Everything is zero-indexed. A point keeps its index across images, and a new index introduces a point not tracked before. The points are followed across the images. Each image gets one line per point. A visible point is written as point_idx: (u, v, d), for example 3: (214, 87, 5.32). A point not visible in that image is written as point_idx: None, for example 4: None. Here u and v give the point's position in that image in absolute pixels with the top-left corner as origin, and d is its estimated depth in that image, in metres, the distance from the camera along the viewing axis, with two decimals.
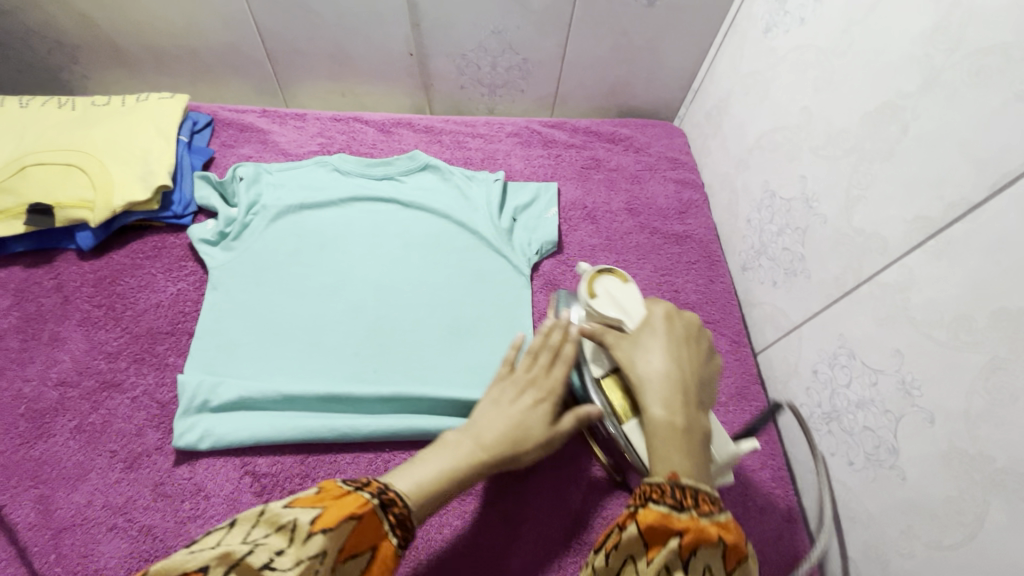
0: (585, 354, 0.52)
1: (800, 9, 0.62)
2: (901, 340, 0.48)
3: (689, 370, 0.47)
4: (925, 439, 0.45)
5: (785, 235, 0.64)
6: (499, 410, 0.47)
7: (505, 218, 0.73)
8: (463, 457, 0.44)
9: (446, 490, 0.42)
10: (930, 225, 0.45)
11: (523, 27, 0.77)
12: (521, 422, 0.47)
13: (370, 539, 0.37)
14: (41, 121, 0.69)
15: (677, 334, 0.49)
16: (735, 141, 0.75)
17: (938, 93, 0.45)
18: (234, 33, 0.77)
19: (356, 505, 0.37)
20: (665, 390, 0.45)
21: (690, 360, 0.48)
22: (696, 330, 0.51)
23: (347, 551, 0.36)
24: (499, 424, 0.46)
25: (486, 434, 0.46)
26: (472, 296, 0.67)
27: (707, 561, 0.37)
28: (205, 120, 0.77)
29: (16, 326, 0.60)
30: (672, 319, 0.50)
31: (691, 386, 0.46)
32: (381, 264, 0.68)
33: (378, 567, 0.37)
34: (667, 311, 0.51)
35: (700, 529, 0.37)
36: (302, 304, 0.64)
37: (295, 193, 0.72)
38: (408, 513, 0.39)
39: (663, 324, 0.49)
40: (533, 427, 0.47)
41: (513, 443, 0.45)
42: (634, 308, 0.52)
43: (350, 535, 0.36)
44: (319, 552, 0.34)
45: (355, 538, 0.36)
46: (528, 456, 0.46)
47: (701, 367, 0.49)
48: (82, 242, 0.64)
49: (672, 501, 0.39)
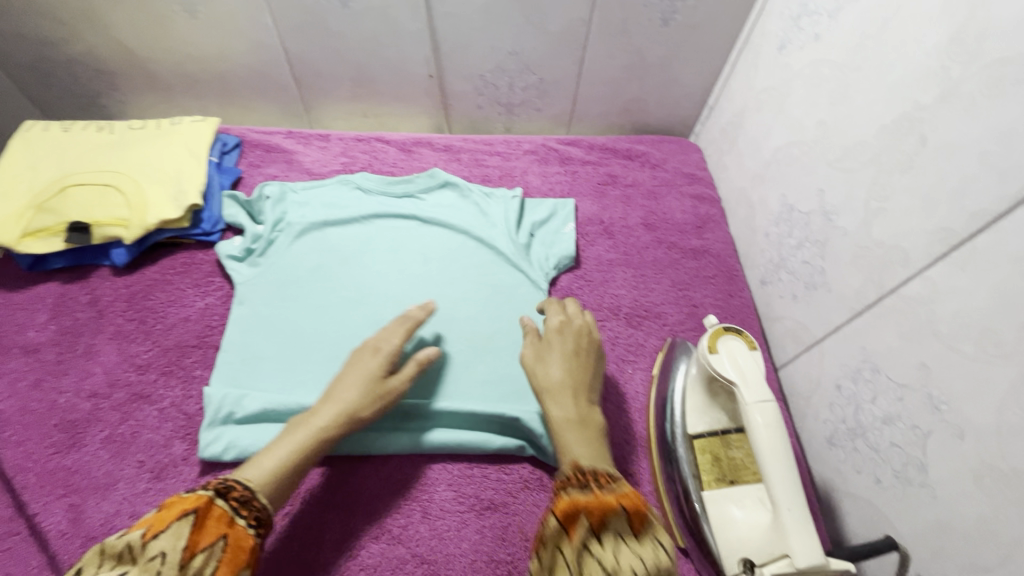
0: (690, 408, 0.57)
1: (814, 25, 0.62)
2: (926, 354, 0.47)
3: (581, 375, 0.56)
4: (955, 455, 0.44)
5: (804, 248, 0.64)
6: (342, 381, 0.54)
7: (522, 233, 0.74)
8: (309, 427, 0.51)
9: (303, 458, 0.49)
10: (953, 236, 0.45)
11: (539, 47, 0.78)
12: (361, 383, 0.54)
13: (219, 529, 0.42)
14: (81, 143, 0.72)
15: (566, 348, 0.58)
16: (751, 155, 0.75)
17: (957, 104, 0.45)
18: (262, 60, 0.81)
19: (191, 503, 0.42)
20: (560, 391, 0.55)
21: (581, 367, 0.57)
22: (578, 338, 0.59)
23: (195, 546, 0.40)
24: (338, 395, 0.53)
25: (333, 400, 0.53)
26: (490, 311, 0.67)
27: (617, 533, 0.41)
28: (234, 141, 0.80)
29: (53, 339, 0.63)
30: (568, 330, 0.59)
31: (581, 384, 0.56)
32: (401, 279, 0.70)
33: (231, 549, 0.42)
34: (559, 325, 0.60)
35: (602, 500, 0.43)
36: (324, 317, 0.66)
37: (318, 211, 0.74)
38: (251, 495, 0.45)
39: (557, 336, 0.59)
40: (371, 389, 0.54)
41: (354, 403, 0.52)
42: (757, 376, 0.51)
43: (193, 529, 0.41)
44: (159, 553, 0.39)
45: (204, 531, 0.41)
46: (369, 412, 0.53)
47: (591, 373, 0.57)
48: (117, 258, 0.67)
49: (581, 488, 0.45)
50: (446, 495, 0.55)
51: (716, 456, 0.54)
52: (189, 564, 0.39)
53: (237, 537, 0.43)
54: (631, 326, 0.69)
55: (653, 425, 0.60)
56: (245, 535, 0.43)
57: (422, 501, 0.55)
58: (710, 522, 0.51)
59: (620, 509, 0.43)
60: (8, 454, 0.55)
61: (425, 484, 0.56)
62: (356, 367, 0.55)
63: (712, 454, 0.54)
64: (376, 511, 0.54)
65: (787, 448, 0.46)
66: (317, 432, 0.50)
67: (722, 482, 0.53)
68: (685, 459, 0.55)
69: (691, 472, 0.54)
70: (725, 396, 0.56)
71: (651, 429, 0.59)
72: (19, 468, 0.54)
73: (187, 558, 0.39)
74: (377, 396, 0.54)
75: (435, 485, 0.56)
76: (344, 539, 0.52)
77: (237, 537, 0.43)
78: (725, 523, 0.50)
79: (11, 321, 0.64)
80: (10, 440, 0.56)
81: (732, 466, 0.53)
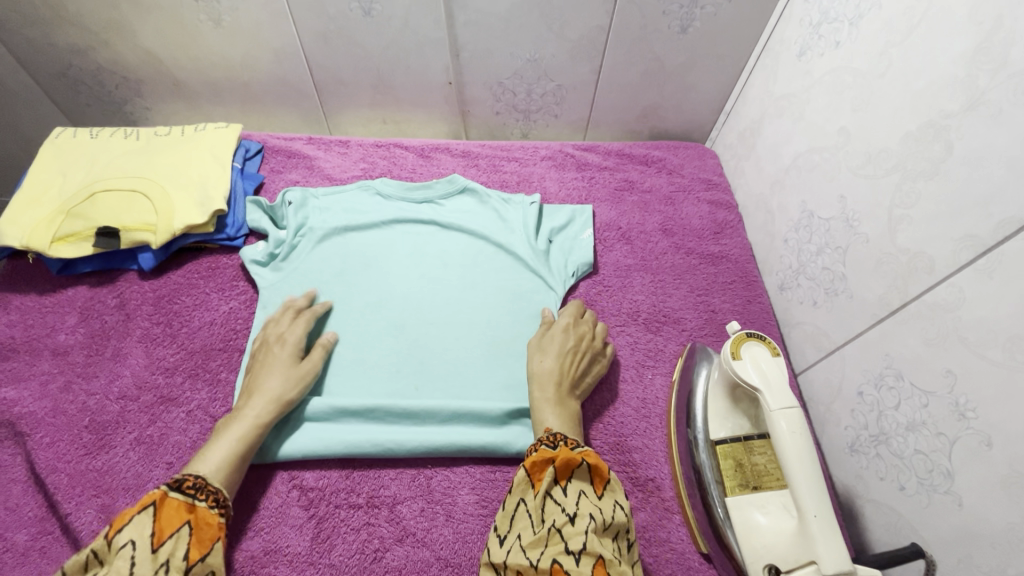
0: (711, 414, 0.57)
1: (835, 32, 0.62)
2: (953, 361, 0.47)
3: (573, 368, 0.60)
4: (982, 463, 0.44)
5: (824, 254, 0.64)
6: (260, 375, 0.57)
7: (541, 239, 0.74)
8: (245, 417, 0.54)
9: (249, 443, 0.53)
10: (980, 243, 0.45)
11: (558, 55, 0.79)
12: (281, 370, 0.58)
13: (183, 515, 0.45)
14: (109, 150, 0.74)
15: (565, 343, 0.62)
16: (770, 161, 0.75)
17: (983, 113, 0.45)
18: (285, 67, 0.82)
19: (147, 501, 0.45)
20: (547, 377, 0.59)
21: (576, 362, 0.61)
22: (583, 340, 0.63)
23: (161, 534, 0.43)
24: (262, 385, 0.57)
25: (259, 390, 0.56)
26: (510, 316, 0.68)
27: (580, 486, 0.48)
28: (256, 147, 0.81)
29: (82, 342, 0.64)
30: (572, 329, 0.63)
31: (570, 376, 0.60)
32: (420, 283, 0.70)
33: (201, 527, 0.46)
34: (568, 325, 0.64)
35: (569, 454, 0.49)
36: (346, 321, 0.67)
37: (339, 216, 0.75)
38: (204, 479, 0.48)
39: (559, 333, 0.63)
40: (292, 374, 0.58)
41: (281, 389, 0.57)
42: (781, 381, 0.51)
43: (154, 521, 0.44)
44: (127, 542, 0.42)
45: (166, 521, 0.44)
46: (295, 393, 0.58)
47: (584, 370, 0.61)
48: (144, 263, 0.68)
49: (552, 444, 0.51)
50: (469, 499, 0.56)
51: (739, 461, 0.54)
52: (158, 550, 0.43)
53: (203, 518, 0.46)
54: (650, 331, 0.69)
55: (674, 431, 0.60)
56: (209, 516, 0.47)
57: (445, 504, 0.55)
58: (734, 528, 0.51)
59: (584, 464, 0.49)
60: (40, 455, 0.56)
61: (448, 488, 0.57)
62: (270, 359, 0.59)
63: (735, 460, 0.54)
64: (400, 513, 0.55)
65: (813, 455, 0.47)
66: (254, 419, 0.54)
67: (746, 488, 0.53)
68: (708, 465, 0.55)
69: (714, 478, 0.54)
70: (748, 402, 0.56)
71: (673, 435, 0.60)
72: (51, 468, 0.55)
73: (156, 545, 0.43)
74: (298, 378, 0.58)
75: (458, 488, 0.57)
76: (368, 541, 0.53)
77: (201, 518, 0.46)
78: (749, 529, 0.50)
79: (42, 323, 0.65)
80: (42, 441, 0.57)
81: (755, 471, 0.54)
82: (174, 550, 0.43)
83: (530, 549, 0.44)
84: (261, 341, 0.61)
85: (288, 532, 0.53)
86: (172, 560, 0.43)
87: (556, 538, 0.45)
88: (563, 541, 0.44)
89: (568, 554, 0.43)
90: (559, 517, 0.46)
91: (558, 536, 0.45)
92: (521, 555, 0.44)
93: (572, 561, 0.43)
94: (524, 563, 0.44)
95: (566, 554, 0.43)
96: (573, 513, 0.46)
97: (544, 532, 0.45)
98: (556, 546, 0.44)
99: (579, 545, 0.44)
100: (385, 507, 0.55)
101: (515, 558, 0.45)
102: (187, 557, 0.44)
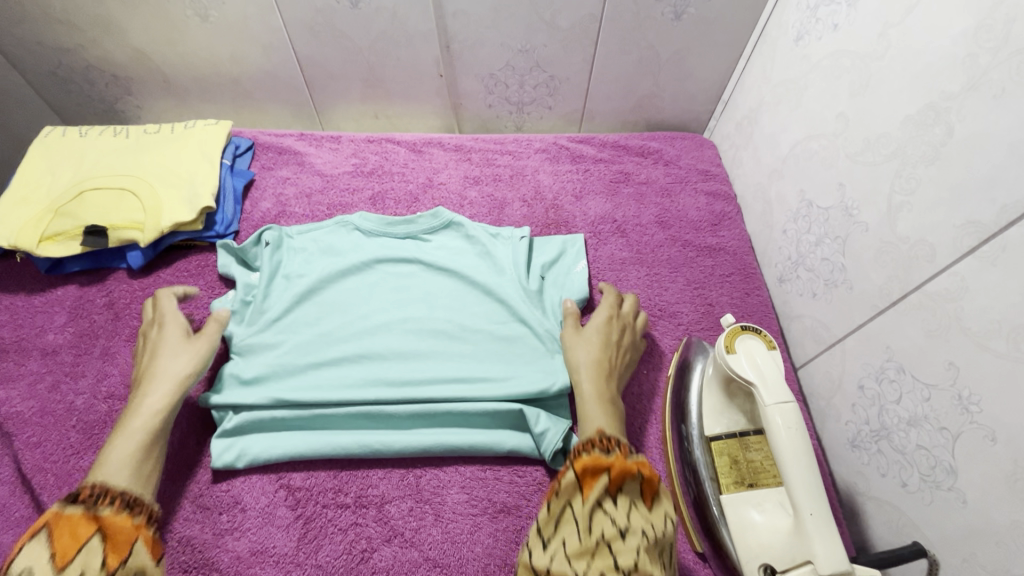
0: (705, 411, 0.56)
1: (833, 15, 0.60)
2: (955, 352, 0.45)
3: (615, 363, 0.58)
4: (985, 458, 0.43)
5: (822, 245, 0.62)
6: (149, 369, 0.55)
7: (534, 278, 0.68)
8: (138, 408, 0.51)
9: (155, 433, 0.50)
10: (982, 230, 0.43)
11: (550, 45, 0.78)
12: (174, 353, 0.56)
13: (89, 526, 0.40)
14: (98, 148, 0.73)
15: (610, 338, 0.60)
16: (768, 151, 0.74)
17: (986, 92, 0.43)
18: (274, 62, 0.81)
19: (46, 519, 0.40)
20: (595, 372, 0.56)
21: (617, 356, 0.59)
22: (626, 336, 0.61)
23: (63, 552, 0.38)
24: (150, 381, 0.53)
25: (150, 379, 0.54)
26: (500, 362, 0.62)
27: (631, 498, 0.44)
28: (246, 144, 0.80)
29: (71, 342, 0.63)
30: (614, 321, 0.61)
31: (614, 372, 0.57)
32: (404, 337, 0.63)
33: (116, 536, 0.41)
34: (609, 318, 0.62)
35: (626, 464, 0.45)
36: (321, 375, 0.60)
37: (317, 258, 0.69)
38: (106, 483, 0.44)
39: (602, 325, 0.60)
40: (187, 354, 0.56)
41: (176, 372, 0.54)
42: (778, 379, 0.49)
43: (49, 542, 0.38)
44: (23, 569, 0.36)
45: (67, 537, 0.39)
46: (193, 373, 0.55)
47: (622, 366, 0.59)
48: (132, 261, 0.67)
49: (606, 449, 0.47)
50: (459, 498, 0.55)
51: (734, 459, 0.53)
52: (65, 567, 0.37)
53: (115, 525, 0.41)
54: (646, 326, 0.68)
55: (668, 428, 0.58)
56: (120, 521, 0.42)
57: (434, 504, 0.54)
58: (729, 526, 0.50)
59: (638, 476, 0.45)
60: (27, 455, 0.55)
61: (438, 486, 0.56)
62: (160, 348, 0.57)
63: (730, 457, 0.53)
64: (387, 513, 0.54)
65: (809, 449, 0.45)
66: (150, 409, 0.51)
67: (741, 486, 0.51)
68: (703, 462, 0.53)
69: (709, 475, 0.53)
70: (744, 397, 0.55)
71: (667, 432, 0.58)
72: (38, 468, 0.55)
73: (60, 563, 0.37)
74: (194, 358, 0.56)
75: (447, 487, 0.56)
76: (356, 542, 0.52)
77: (111, 525, 0.41)
78: (745, 527, 0.48)
79: (32, 323, 0.65)
80: (29, 441, 0.56)
81: (751, 468, 0.52)
82: (85, 562, 0.38)
83: (576, 561, 0.39)
84: (151, 333, 0.59)
85: (274, 533, 0.52)
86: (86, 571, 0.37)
87: (604, 552, 0.39)
88: (612, 557, 0.39)
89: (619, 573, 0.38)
90: (610, 528, 0.41)
91: (607, 551, 0.40)
92: (566, 566, 0.39)
93: None
94: None
95: (617, 570, 0.38)
96: (625, 526, 0.41)
97: (592, 542, 0.40)
98: (604, 560, 0.39)
99: (631, 562, 0.39)
100: (372, 507, 0.54)
101: (558, 566, 0.39)
102: (105, 564, 0.38)
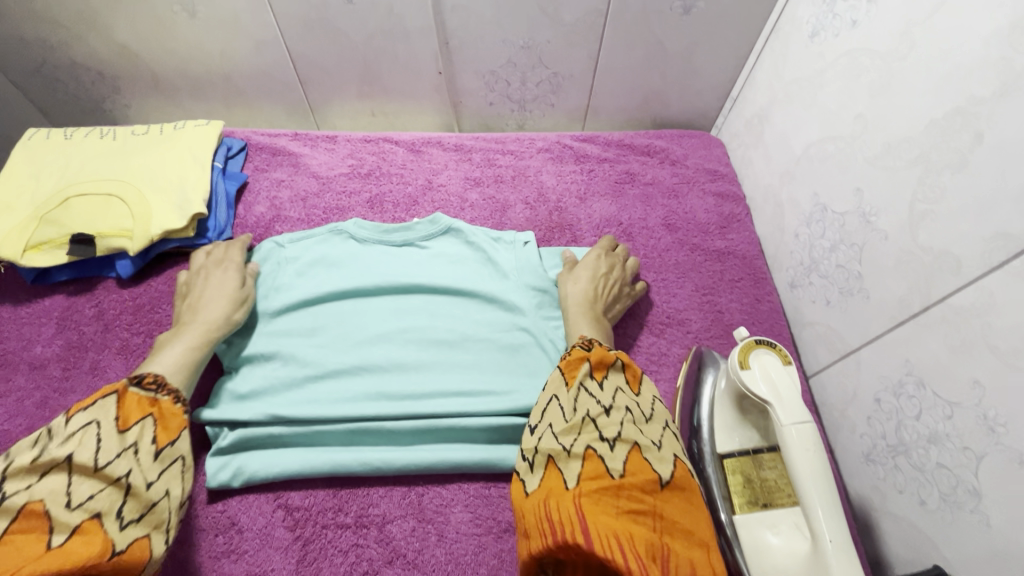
0: (718, 425, 0.54)
1: (851, 10, 0.58)
2: (981, 370, 0.43)
3: (606, 292, 0.63)
4: (1013, 482, 0.41)
5: (838, 251, 0.60)
6: (200, 303, 0.59)
7: (542, 283, 0.65)
8: (188, 331, 0.56)
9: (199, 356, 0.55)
10: (1012, 243, 0.41)
11: (553, 40, 0.75)
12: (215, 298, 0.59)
13: (149, 406, 0.46)
14: (84, 150, 0.70)
15: (598, 268, 0.65)
16: (779, 152, 0.71)
17: (1018, 98, 0.41)
18: (266, 59, 0.78)
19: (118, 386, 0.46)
20: (583, 301, 0.61)
21: (608, 285, 0.64)
22: (617, 268, 0.66)
23: (126, 419, 0.45)
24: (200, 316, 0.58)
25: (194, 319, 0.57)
26: (504, 373, 0.60)
27: (616, 382, 0.49)
28: (239, 145, 0.78)
29: (59, 355, 0.61)
30: (603, 257, 0.66)
31: (601, 299, 0.62)
32: (404, 348, 0.61)
33: (166, 419, 0.47)
34: (599, 254, 0.67)
35: (605, 353, 0.51)
36: (318, 389, 0.58)
37: (310, 267, 0.66)
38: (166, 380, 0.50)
39: (592, 261, 0.65)
40: (228, 305, 0.59)
41: (220, 312, 0.58)
42: (796, 400, 0.47)
43: (119, 406, 0.45)
44: (92, 422, 0.43)
45: (131, 408, 0.45)
46: (239, 316, 0.60)
47: (614, 294, 0.64)
48: (122, 270, 0.65)
49: (588, 347, 0.53)
50: (462, 517, 0.53)
51: (747, 477, 0.51)
52: (126, 432, 0.44)
53: (168, 410, 0.47)
54: (653, 334, 0.66)
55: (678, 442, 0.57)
56: (173, 409, 0.48)
57: (437, 523, 0.53)
58: (743, 549, 0.48)
59: (618, 362, 0.51)
60: None
61: (440, 505, 0.54)
62: (212, 279, 0.61)
63: (743, 475, 0.51)
64: (389, 533, 0.52)
65: (828, 473, 0.44)
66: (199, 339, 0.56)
67: (755, 506, 0.50)
68: (716, 480, 0.52)
69: (721, 493, 0.51)
70: (757, 413, 0.53)
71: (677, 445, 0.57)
72: None
73: (122, 428, 0.44)
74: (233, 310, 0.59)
75: (450, 506, 0.54)
76: (356, 564, 0.50)
77: (167, 410, 0.47)
78: (759, 550, 0.47)
79: (19, 335, 0.63)
80: None
81: (764, 488, 0.51)
82: (143, 436, 0.45)
83: (564, 435, 0.45)
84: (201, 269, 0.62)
85: (272, 555, 0.51)
86: (141, 444, 0.44)
87: (590, 427, 0.45)
88: (597, 429, 0.45)
89: (603, 440, 0.44)
90: (594, 407, 0.46)
91: (592, 425, 0.45)
92: (554, 441, 0.45)
93: (608, 447, 0.43)
94: (557, 447, 0.44)
95: (601, 440, 0.44)
96: (608, 404, 0.47)
97: (577, 420, 0.45)
98: (590, 432, 0.44)
99: (615, 432, 0.44)
100: (373, 527, 0.52)
101: (548, 443, 0.45)
102: (157, 441, 0.45)
